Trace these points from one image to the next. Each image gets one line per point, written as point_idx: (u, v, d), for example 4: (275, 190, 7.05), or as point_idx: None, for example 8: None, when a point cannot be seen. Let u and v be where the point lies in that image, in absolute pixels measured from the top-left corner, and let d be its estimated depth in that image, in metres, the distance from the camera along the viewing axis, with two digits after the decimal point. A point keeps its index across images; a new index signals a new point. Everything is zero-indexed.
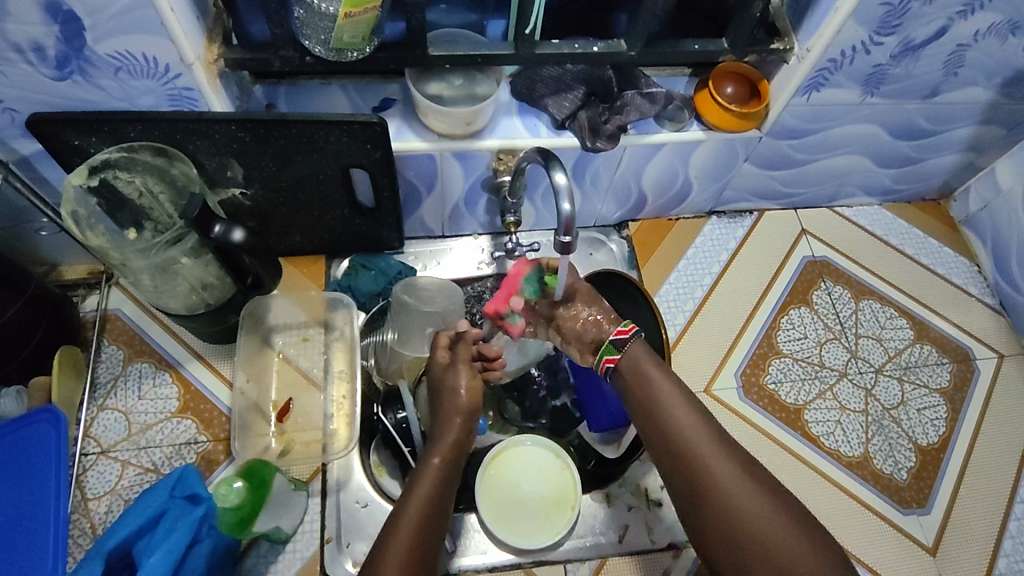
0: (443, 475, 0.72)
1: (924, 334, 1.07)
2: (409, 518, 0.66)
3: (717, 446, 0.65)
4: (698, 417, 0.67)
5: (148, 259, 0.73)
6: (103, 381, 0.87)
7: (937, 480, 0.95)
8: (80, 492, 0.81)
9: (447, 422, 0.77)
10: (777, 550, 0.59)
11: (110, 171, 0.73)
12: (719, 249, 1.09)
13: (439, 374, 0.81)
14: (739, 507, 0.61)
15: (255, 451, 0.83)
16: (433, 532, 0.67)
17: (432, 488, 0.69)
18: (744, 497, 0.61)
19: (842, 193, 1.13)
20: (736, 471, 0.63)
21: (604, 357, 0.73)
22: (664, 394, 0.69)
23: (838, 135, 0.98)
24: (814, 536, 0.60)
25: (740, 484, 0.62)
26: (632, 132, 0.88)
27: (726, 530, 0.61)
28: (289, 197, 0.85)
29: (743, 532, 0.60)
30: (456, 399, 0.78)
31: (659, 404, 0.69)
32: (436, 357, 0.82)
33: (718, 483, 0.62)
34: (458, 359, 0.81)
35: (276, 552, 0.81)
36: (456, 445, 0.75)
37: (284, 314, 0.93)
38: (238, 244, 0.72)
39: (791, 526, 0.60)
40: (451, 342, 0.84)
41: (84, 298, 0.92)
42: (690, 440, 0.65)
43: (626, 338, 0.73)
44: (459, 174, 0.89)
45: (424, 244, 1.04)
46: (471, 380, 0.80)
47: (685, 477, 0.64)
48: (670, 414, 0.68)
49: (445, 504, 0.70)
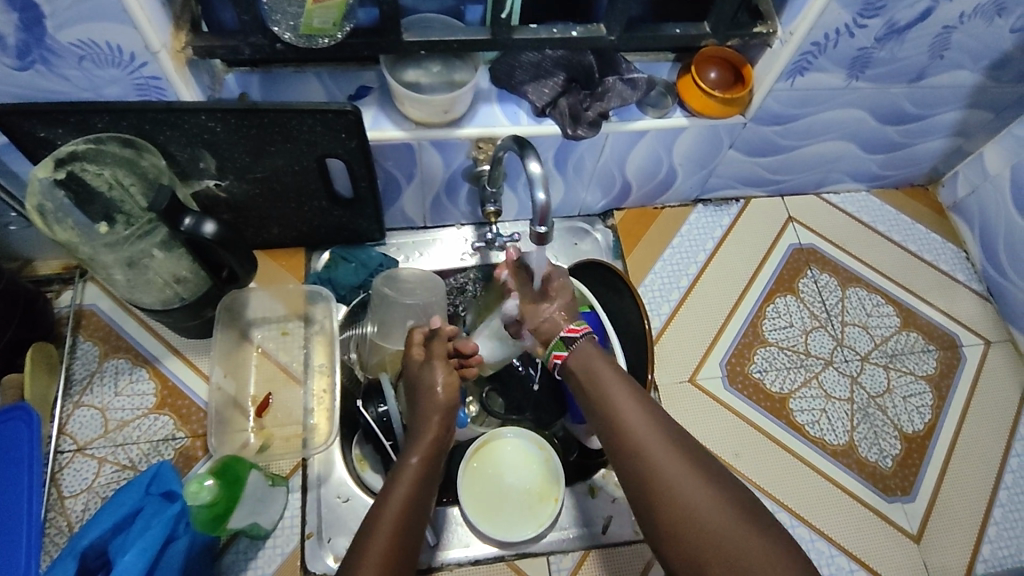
0: (422, 474, 0.70)
1: (911, 321, 1.06)
2: (388, 517, 0.64)
3: (666, 439, 0.64)
4: (648, 413, 0.66)
5: (117, 253, 0.72)
6: (78, 378, 0.86)
7: (922, 467, 0.95)
8: (56, 490, 0.80)
9: (426, 421, 0.76)
10: (725, 543, 0.56)
11: (78, 163, 0.71)
12: (705, 237, 1.08)
13: (416, 370, 0.81)
14: (687, 500, 0.59)
15: (233, 447, 0.82)
16: (413, 531, 0.65)
17: (411, 487, 0.68)
18: (691, 489, 0.60)
19: (829, 180, 1.12)
20: (684, 464, 0.61)
21: (553, 354, 0.76)
22: (614, 393, 0.69)
23: (823, 121, 0.96)
24: (764, 527, 0.57)
25: (687, 477, 0.60)
26: (614, 120, 0.87)
27: (675, 525, 0.59)
28: (265, 188, 0.83)
29: (691, 526, 0.58)
30: (432, 396, 0.78)
31: (609, 401, 0.68)
32: (412, 354, 0.83)
33: (665, 476, 0.61)
34: (433, 355, 0.81)
35: (256, 548, 0.80)
36: (435, 443, 0.74)
37: (262, 308, 0.91)
38: (208, 237, 0.70)
39: (740, 516, 0.58)
40: (426, 339, 0.84)
41: (58, 294, 0.91)
42: (638, 433, 0.64)
43: (575, 336, 0.75)
44: (438, 164, 0.87)
45: (406, 235, 1.02)
46: (448, 376, 0.79)
47: (635, 474, 0.63)
48: (620, 411, 0.67)
49: (425, 504, 0.69)
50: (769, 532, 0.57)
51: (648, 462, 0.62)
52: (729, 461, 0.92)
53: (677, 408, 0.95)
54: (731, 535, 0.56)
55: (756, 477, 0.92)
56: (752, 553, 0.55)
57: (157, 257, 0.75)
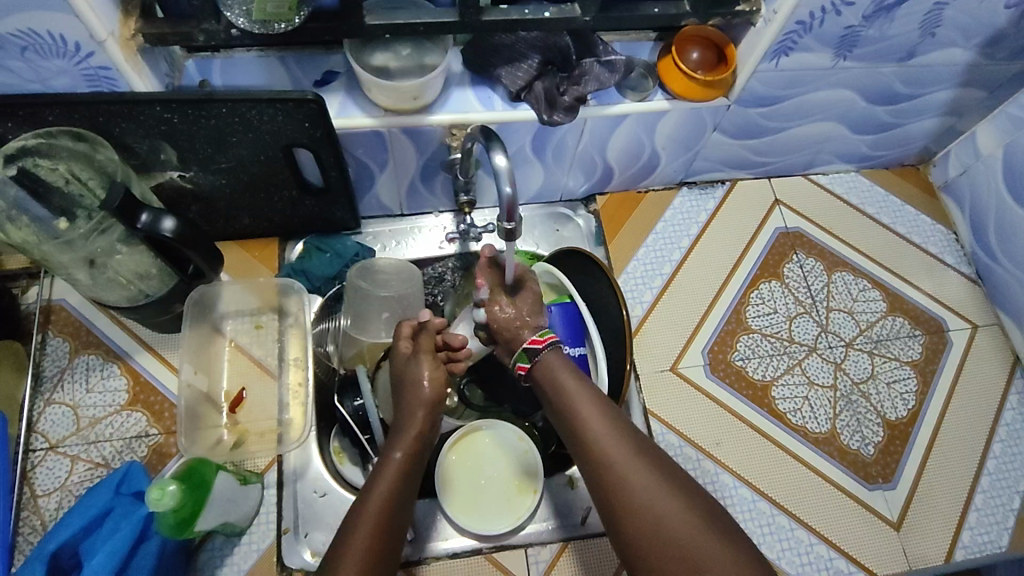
0: (406, 470, 0.69)
1: (898, 306, 1.05)
2: (370, 509, 0.64)
3: (633, 450, 0.65)
4: (613, 422, 0.68)
5: (71, 252, 0.69)
6: (48, 374, 0.84)
7: (905, 454, 0.94)
8: (29, 489, 0.79)
9: (409, 416, 0.75)
10: (693, 553, 0.57)
11: (30, 158, 0.68)
12: (689, 222, 1.06)
13: (403, 362, 0.79)
14: (655, 510, 0.60)
15: (206, 444, 0.81)
16: (393, 526, 0.65)
17: (394, 482, 0.67)
18: (658, 500, 0.61)
19: (818, 161, 1.10)
20: (653, 474, 0.63)
21: (517, 365, 0.77)
22: (580, 407, 0.70)
23: (811, 102, 0.93)
24: (727, 533, 0.59)
25: (656, 488, 0.61)
26: (592, 104, 0.84)
27: (645, 534, 0.60)
28: (232, 179, 0.81)
29: (660, 538, 0.59)
30: (417, 391, 0.76)
31: (575, 415, 0.69)
32: (399, 348, 0.81)
33: (634, 487, 0.62)
34: (419, 348, 0.79)
35: (231, 545, 0.80)
36: (418, 439, 0.73)
37: (235, 301, 0.90)
38: (168, 235, 0.69)
39: (706, 527, 0.59)
40: (415, 332, 0.82)
41: (24, 290, 0.87)
42: (605, 445, 0.65)
43: (538, 348, 0.76)
44: (411, 152, 0.84)
45: (382, 224, 0.99)
46: (434, 370, 0.78)
47: (603, 487, 0.64)
48: (586, 424, 0.68)
49: (409, 498, 0.68)
50: (734, 540, 0.58)
51: (616, 475, 0.63)
52: (710, 450, 0.91)
53: (659, 397, 0.94)
54: (699, 546, 0.57)
55: (737, 466, 0.91)
56: (720, 564, 0.56)
57: (119, 252, 0.74)
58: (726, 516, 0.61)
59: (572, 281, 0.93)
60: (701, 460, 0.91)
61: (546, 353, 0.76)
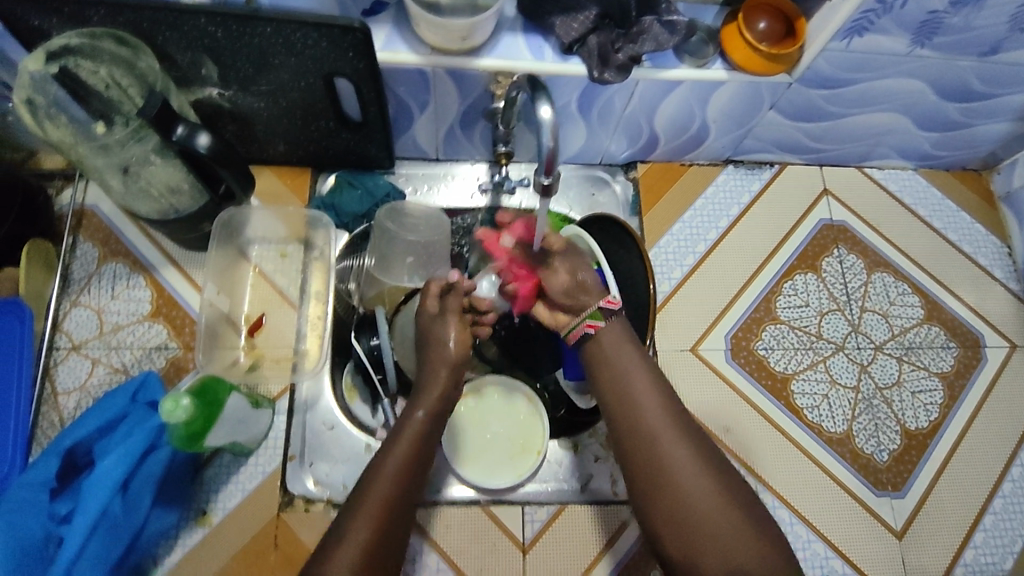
0: (426, 431, 0.69)
1: (935, 315, 1.01)
2: (388, 468, 0.64)
3: (676, 427, 0.65)
4: (657, 396, 0.67)
5: (107, 157, 0.70)
6: (76, 277, 0.85)
7: (919, 466, 0.92)
8: (50, 385, 0.80)
9: (433, 376, 0.72)
10: (724, 542, 0.59)
11: (71, 58, 0.67)
12: (730, 202, 1.03)
13: (427, 322, 0.77)
14: (693, 494, 0.61)
15: (222, 363, 0.82)
16: (412, 485, 0.64)
17: (414, 443, 0.66)
18: (697, 484, 0.61)
19: (874, 154, 1.04)
20: (694, 456, 0.63)
21: (588, 322, 0.71)
22: (628, 374, 0.68)
23: (878, 89, 0.88)
24: (756, 521, 0.61)
25: (697, 472, 0.62)
26: (646, 65, 0.80)
27: (677, 515, 0.61)
28: (270, 103, 0.79)
29: (693, 520, 0.60)
30: (443, 352, 0.74)
31: (622, 382, 0.68)
32: (426, 305, 0.77)
33: (675, 466, 0.62)
34: (447, 309, 0.76)
35: (238, 464, 0.81)
36: (442, 400, 0.71)
37: (263, 227, 0.90)
38: (202, 151, 0.68)
39: (741, 516, 0.60)
40: (443, 292, 0.78)
41: (58, 191, 0.88)
42: (647, 420, 0.65)
43: (614, 308, 0.72)
44: (454, 95, 0.81)
45: (416, 166, 0.97)
46: (460, 333, 0.75)
47: (640, 459, 0.64)
48: (630, 392, 0.67)
49: (427, 460, 0.68)
50: (764, 533, 0.60)
51: (659, 451, 0.63)
52: (719, 436, 0.90)
53: (674, 376, 0.92)
54: (732, 536, 0.59)
55: (744, 455, 0.90)
56: (750, 556, 0.58)
57: (153, 163, 0.73)
58: (757, 506, 0.62)
59: (602, 247, 0.91)
60: None
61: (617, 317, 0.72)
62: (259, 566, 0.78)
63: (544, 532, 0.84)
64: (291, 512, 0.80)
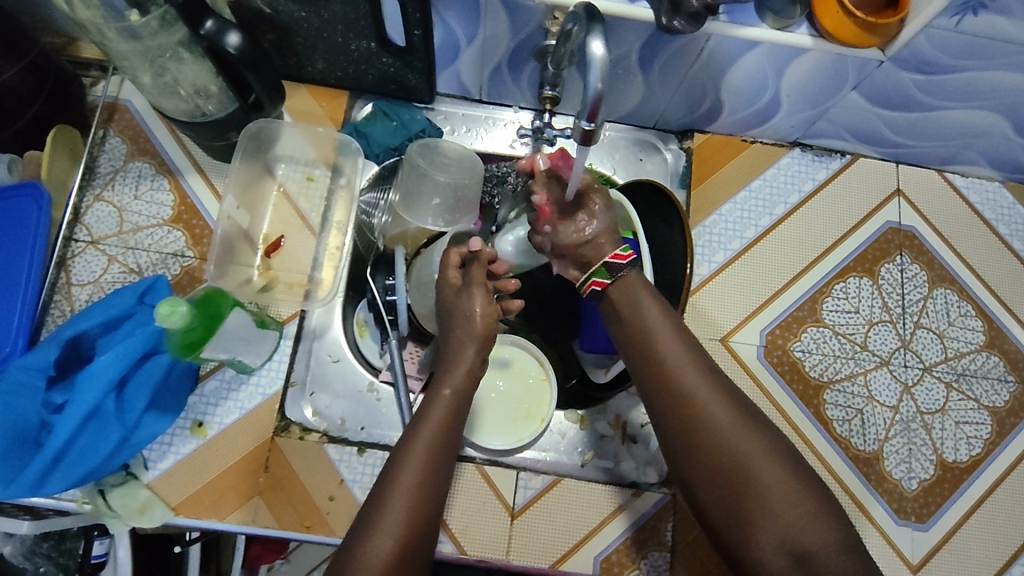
0: (453, 409, 0.68)
1: (997, 343, 0.91)
2: (421, 445, 0.63)
3: (712, 385, 0.63)
4: (691, 356, 0.65)
5: (136, 45, 0.67)
6: (102, 171, 0.84)
7: (949, 500, 0.85)
8: (65, 275, 0.80)
9: (458, 352, 0.71)
10: (767, 492, 0.58)
11: None
12: (791, 188, 0.94)
13: (451, 296, 0.74)
14: (733, 448, 0.60)
15: (234, 279, 0.81)
16: (442, 468, 0.64)
17: (446, 417, 0.66)
18: (739, 438, 0.60)
19: (959, 158, 0.94)
20: (733, 412, 0.62)
21: (594, 279, 0.71)
22: (661, 336, 0.67)
23: (984, 82, 0.77)
24: (803, 477, 0.59)
25: (736, 427, 0.61)
26: (722, 19, 0.73)
27: (721, 474, 0.60)
28: (311, 12, 0.74)
29: (734, 475, 0.59)
30: (467, 325, 0.72)
31: (654, 346, 0.66)
32: (447, 277, 0.76)
33: (714, 425, 0.61)
34: (471, 282, 0.73)
35: (239, 382, 0.79)
36: (469, 376, 0.70)
37: (292, 146, 0.87)
38: (231, 50, 0.65)
39: (783, 465, 0.59)
40: (463, 262, 0.76)
41: (93, 82, 0.86)
42: (684, 380, 0.64)
43: (620, 265, 0.71)
44: (505, 29, 0.75)
45: (458, 105, 0.92)
46: (487, 306, 0.72)
47: (677, 420, 0.63)
48: (665, 353, 0.66)
49: (455, 441, 0.67)
50: (807, 482, 0.59)
51: (694, 410, 0.62)
52: None
53: None
54: (775, 484, 0.58)
55: None
56: (794, 502, 0.57)
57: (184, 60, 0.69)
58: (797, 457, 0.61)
59: (642, 216, 0.85)
60: None
61: (627, 272, 0.71)
62: (245, 486, 0.76)
63: (537, 500, 0.79)
64: (286, 438, 0.78)
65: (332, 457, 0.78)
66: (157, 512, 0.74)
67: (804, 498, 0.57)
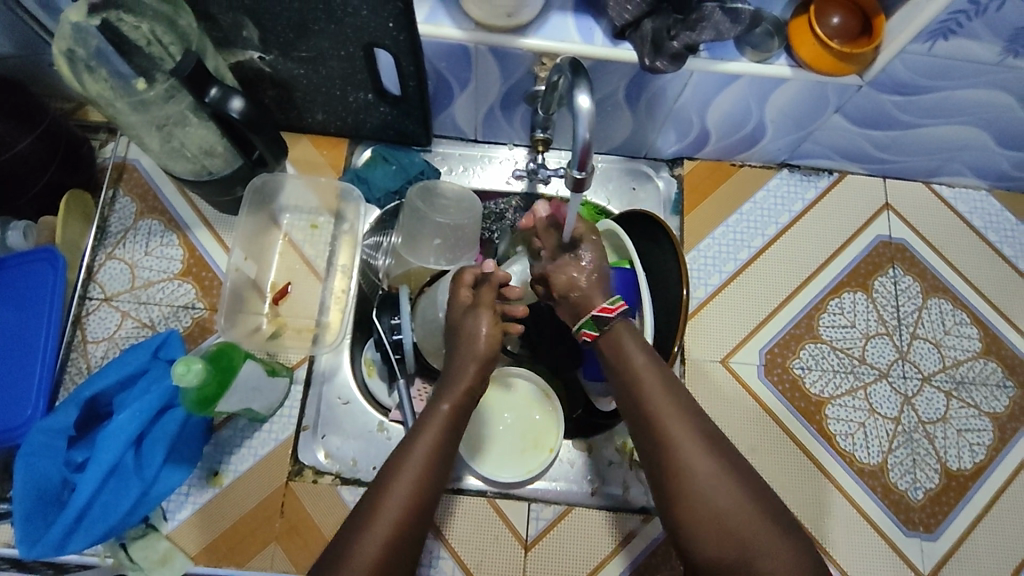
0: (450, 425, 0.67)
1: (994, 349, 0.93)
2: (411, 465, 0.62)
3: (699, 435, 0.63)
4: (678, 404, 0.65)
5: (144, 115, 0.70)
6: (113, 230, 0.87)
7: (956, 509, 0.86)
8: (81, 332, 0.82)
9: (460, 369, 0.70)
10: (749, 546, 0.58)
11: (115, 13, 0.67)
12: (781, 209, 0.97)
13: (459, 314, 0.75)
14: (718, 502, 0.60)
15: (245, 328, 0.83)
16: (433, 486, 0.63)
17: (439, 434, 0.65)
18: (722, 490, 0.60)
19: (944, 170, 0.96)
20: (721, 465, 0.61)
21: (582, 331, 0.73)
22: (648, 384, 0.67)
23: (960, 100, 0.80)
24: (782, 530, 0.59)
25: (722, 480, 0.61)
26: (703, 56, 0.75)
27: (705, 523, 0.60)
28: (310, 69, 0.77)
29: (718, 528, 0.59)
30: (472, 344, 0.72)
31: (644, 392, 0.67)
32: (458, 296, 0.76)
33: (698, 476, 0.61)
34: (480, 302, 0.74)
35: (252, 429, 0.81)
36: (469, 394, 0.69)
37: (295, 196, 0.90)
38: (234, 115, 0.68)
39: (764, 518, 0.59)
40: (476, 282, 0.77)
41: (101, 144, 0.89)
42: (671, 429, 0.63)
43: (608, 316, 0.71)
44: (496, 74, 0.77)
45: (454, 146, 0.95)
46: (493, 327, 0.72)
47: (664, 466, 0.63)
48: (652, 399, 0.66)
49: (449, 457, 0.66)
50: (786, 535, 0.59)
51: (680, 459, 0.62)
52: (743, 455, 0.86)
53: (700, 386, 0.88)
54: (754, 538, 0.58)
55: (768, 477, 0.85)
56: (775, 559, 0.58)
57: (189, 123, 0.73)
58: (782, 509, 0.61)
59: (638, 245, 0.88)
60: None
61: (615, 322, 0.72)
62: (262, 532, 0.78)
63: (549, 531, 0.81)
64: (300, 481, 0.80)
65: (346, 500, 0.80)
66: (177, 561, 0.76)
67: (784, 552, 0.58)
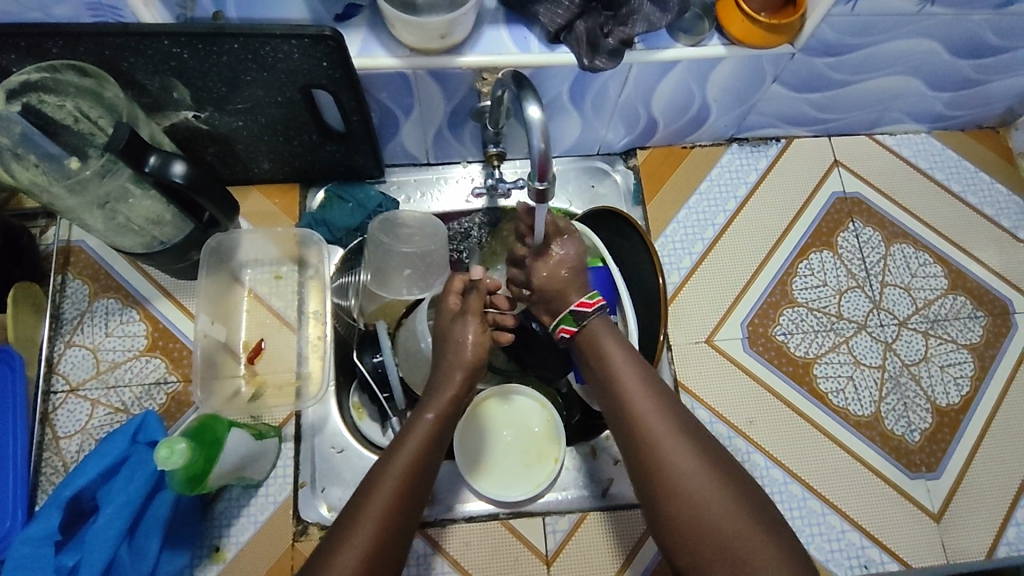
0: (437, 433, 0.65)
1: (960, 283, 0.96)
2: (392, 477, 0.60)
3: (681, 433, 0.62)
4: (658, 401, 0.65)
5: (82, 196, 0.67)
6: (68, 317, 0.83)
7: (952, 444, 0.88)
8: (50, 430, 0.78)
9: (447, 378, 0.69)
10: (731, 541, 0.56)
11: (35, 95, 0.65)
12: (737, 182, 0.98)
13: (447, 322, 0.73)
14: (700, 500, 0.58)
15: (223, 395, 0.80)
16: (416, 497, 0.60)
17: (423, 442, 0.63)
18: (705, 487, 0.59)
19: (884, 120, 0.99)
20: (701, 460, 0.60)
21: (562, 327, 0.72)
22: (629, 382, 0.67)
23: (888, 52, 0.83)
24: (768, 526, 0.57)
25: (703, 477, 0.59)
26: (639, 47, 0.75)
27: (686, 521, 0.58)
28: (249, 120, 0.76)
29: (700, 525, 0.57)
30: (460, 353, 0.70)
31: (625, 391, 0.66)
32: (447, 304, 0.75)
33: (680, 473, 0.60)
34: (468, 309, 0.72)
35: (248, 496, 0.78)
36: (454, 402, 0.67)
37: (253, 250, 0.87)
38: (178, 179, 0.66)
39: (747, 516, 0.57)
40: (466, 288, 0.76)
41: (42, 231, 0.86)
42: (651, 427, 0.63)
43: (586, 311, 0.71)
44: (438, 96, 0.77)
45: (407, 173, 0.94)
46: (480, 334, 0.71)
47: (645, 464, 0.62)
48: (631, 398, 0.65)
49: (435, 465, 0.64)
50: (773, 531, 0.57)
51: (662, 457, 0.61)
52: (743, 430, 0.87)
53: (690, 370, 0.89)
54: (738, 536, 0.56)
55: (770, 446, 0.86)
56: (757, 554, 0.55)
57: (132, 195, 0.71)
58: (769, 505, 0.60)
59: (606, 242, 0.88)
60: (733, 438, 0.86)
61: (594, 318, 0.72)
62: None
63: (568, 542, 0.80)
64: (307, 541, 0.77)
65: None
66: None
67: (768, 548, 0.56)
